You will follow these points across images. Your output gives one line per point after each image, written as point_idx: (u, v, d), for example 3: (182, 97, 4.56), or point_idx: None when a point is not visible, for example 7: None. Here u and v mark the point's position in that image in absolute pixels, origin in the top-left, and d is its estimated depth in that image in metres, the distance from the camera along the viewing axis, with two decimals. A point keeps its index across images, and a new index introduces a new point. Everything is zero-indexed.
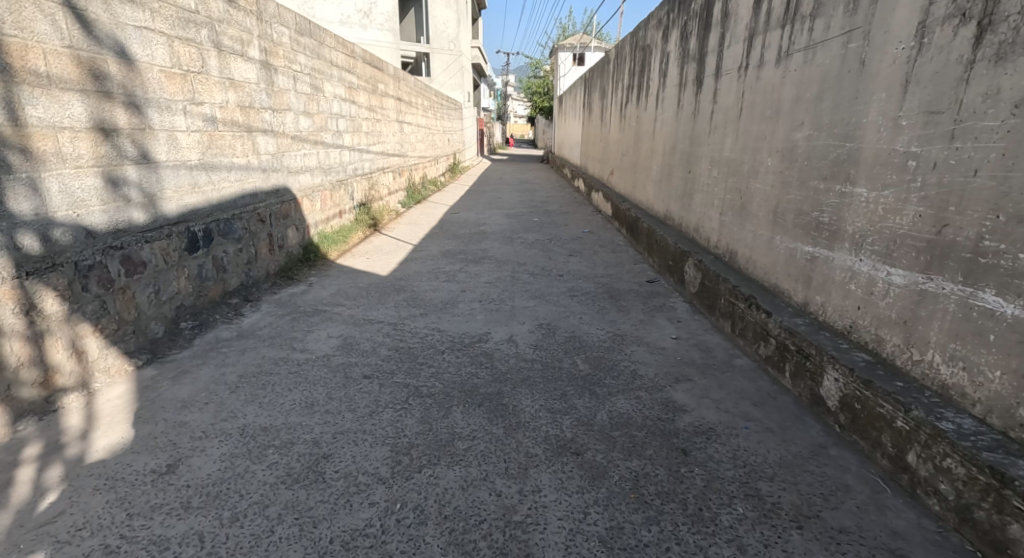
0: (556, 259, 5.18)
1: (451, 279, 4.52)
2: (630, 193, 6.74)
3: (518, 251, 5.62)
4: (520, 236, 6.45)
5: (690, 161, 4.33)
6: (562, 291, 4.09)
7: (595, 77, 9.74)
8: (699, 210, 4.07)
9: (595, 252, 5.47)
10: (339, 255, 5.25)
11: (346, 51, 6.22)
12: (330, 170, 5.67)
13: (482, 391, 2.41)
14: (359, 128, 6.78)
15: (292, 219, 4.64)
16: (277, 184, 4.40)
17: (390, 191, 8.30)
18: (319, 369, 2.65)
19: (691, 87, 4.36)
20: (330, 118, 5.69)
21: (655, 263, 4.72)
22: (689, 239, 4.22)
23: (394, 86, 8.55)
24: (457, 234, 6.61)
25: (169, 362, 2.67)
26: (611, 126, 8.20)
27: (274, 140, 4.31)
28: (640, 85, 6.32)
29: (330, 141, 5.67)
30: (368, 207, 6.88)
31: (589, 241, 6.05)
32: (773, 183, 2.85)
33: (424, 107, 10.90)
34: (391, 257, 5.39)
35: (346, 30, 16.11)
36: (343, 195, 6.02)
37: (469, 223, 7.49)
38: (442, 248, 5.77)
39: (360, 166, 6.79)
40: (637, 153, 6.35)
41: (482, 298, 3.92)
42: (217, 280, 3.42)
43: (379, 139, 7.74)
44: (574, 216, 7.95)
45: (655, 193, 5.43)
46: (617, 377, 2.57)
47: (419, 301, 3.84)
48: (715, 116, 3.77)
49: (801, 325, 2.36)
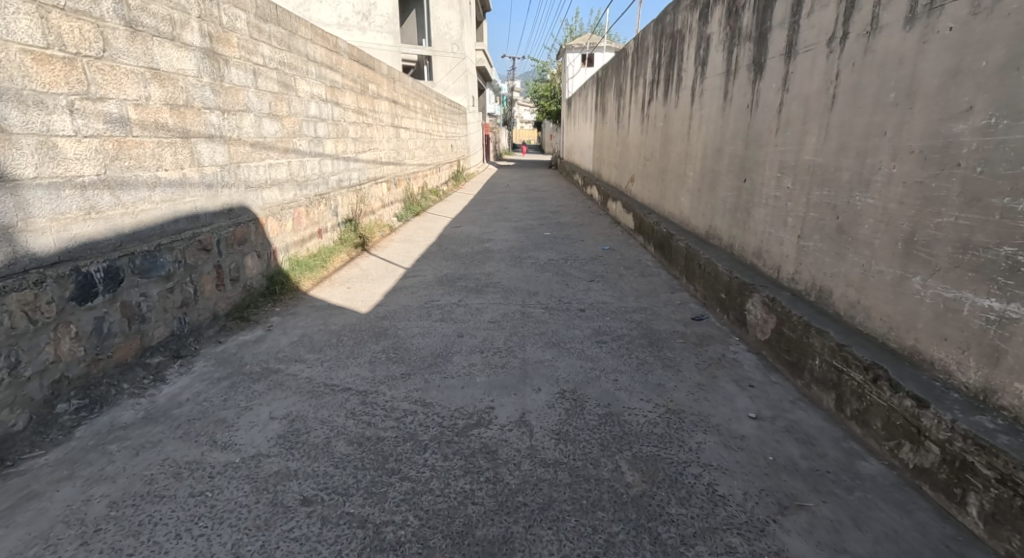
0: (575, 288, 4.29)
1: (446, 317, 3.65)
2: (657, 204, 5.86)
3: (529, 276, 4.74)
4: (532, 256, 5.57)
5: (746, 167, 3.46)
6: (587, 337, 3.20)
7: (610, 76, 8.88)
8: (761, 229, 3.20)
9: (621, 278, 4.57)
10: (314, 284, 4.42)
11: (326, 44, 5.40)
12: (305, 184, 4.83)
13: (477, 538, 1.61)
14: (345, 133, 5.95)
15: (252, 244, 3.78)
16: (229, 202, 3.55)
17: (384, 203, 7.48)
18: (238, 487, 1.78)
19: (745, 75, 3.49)
20: (305, 122, 4.86)
21: (700, 293, 3.83)
22: (747, 267, 3.35)
23: (387, 87, 7.77)
24: (458, 254, 5.75)
25: (16, 478, 1.82)
26: (631, 127, 7.34)
27: (224, 148, 3.47)
28: (669, 79, 5.45)
29: (304, 149, 4.82)
30: (355, 223, 6.04)
31: (612, 262, 5.16)
32: (899, 197, 1.97)
33: (423, 112, 10.12)
34: (375, 284, 4.56)
35: (343, 32, 15.42)
36: (322, 213, 5.17)
37: (472, 239, 6.63)
38: (437, 274, 4.90)
39: (347, 177, 5.96)
40: (667, 157, 5.48)
41: (484, 348, 3.04)
42: (129, 335, 2.56)
43: (370, 146, 6.91)
44: (590, 230, 7.08)
45: (693, 206, 4.55)
46: (687, 504, 1.70)
47: (402, 354, 2.97)
48: (785, 108, 2.90)
49: (999, 436, 1.53)
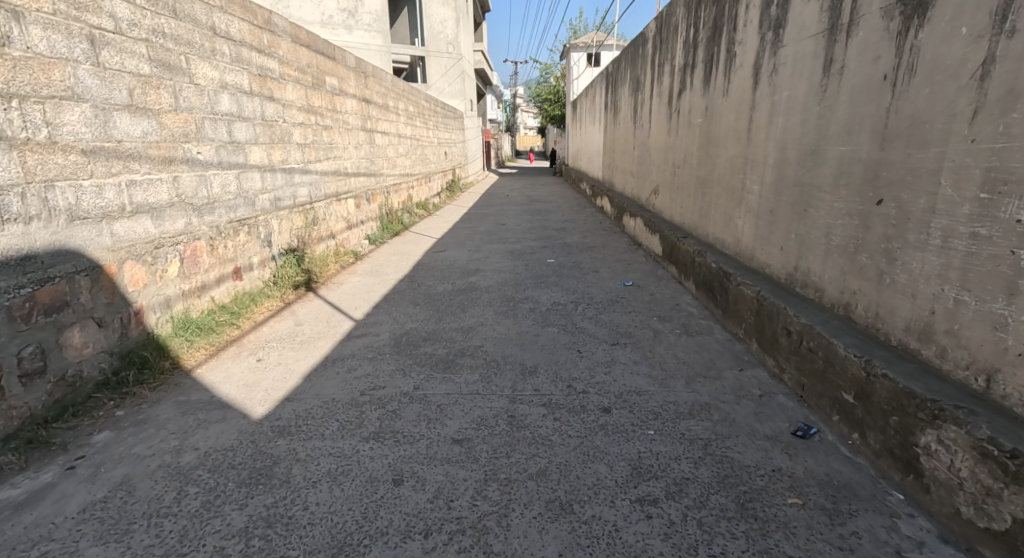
0: (589, 361, 2.91)
1: (386, 429, 2.27)
2: (695, 225, 4.49)
3: (524, 335, 3.36)
4: (530, 297, 4.19)
5: (880, 179, 2.07)
6: (618, 489, 1.83)
7: (626, 66, 7.49)
8: (931, 291, 1.81)
9: (657, 342, 3.19)
10: (210, 354, 3.05)
11: (250, 18, 4.03)
12: (207, 208, 3.46)
13: None
14: (285, 138, 4.58)
15: (81, 310, 2.41)
16: (24, 243, 2.20)
17: (351, 224, 6.13)
18: None
19: (875, 29, 2.11)
20: (210, 121, 3.50)
21: (792, 379, 2.46)
22: (889, 348, 1.98)
23: (356, 82, 6.44)
24: (432, 294, 4.38)
25: None
26: (653, 126, 5.96)
27: (10, 157, 2.16)
28: (713, 58, 4.06)
29: (207, 160, 3.45)
30: (300, 253, 4.67)
31: (639, 310, 3.80)
32: None
33: (408, 114, 8.81)
34: (300, 351, 3.19)
35: (327, 31, 14.24)
36: (239, 245, 3.81)
37: (456, 270, 5.25)
38: (396, 331, 3.52)
39: (287, 195, 4.59)
40: (711, 164, 4.09)
41: (432, 526, 1.70)
42: None
43: (328, 154, 5.54)
44: (604, 254, 5.72)
45: (762, 234, 3.18)
46: None
47: (294, 541, 1.66)
48: (1009, 63, 1.58)
49: None
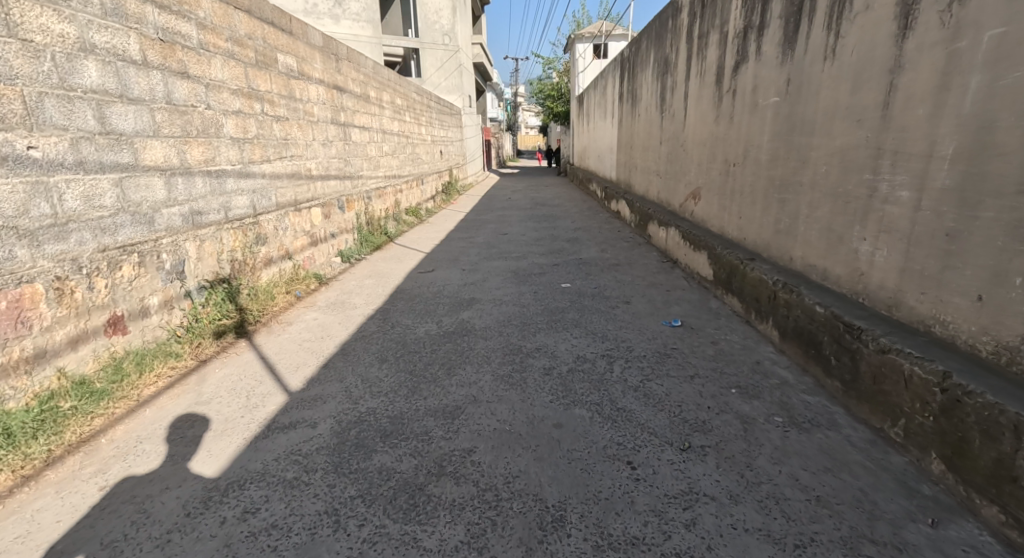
0: (650, 496, 1.73)
1: None
2: (767, 243, 3.28)
3: (537, 426, 2.15)
4: (544, 348, 2.97)
5: None
6: None
7: (649, 46, 6.28)
8: None
9: (755, 444, 1.97)
10: (19, 481, 1.91)
11: None
12: (52, 233, 2.28)
13: None
14: (211, 130, 3.38)
15: None
16: None
17: (315, 238, 4.92)
18: None
19: None
20: (59, 98, 2.32)
21: None
22: None
23: (323, 62, 5.24)
24: (409, 342, 3.17)
25: None
26: (690, 113, 4.77)
27: None
28: (800, 8, 2.87)
29: (52, 158, 2.28)
30: (232, 284, 3.46)
31: (705, 373, 2.57)
32: None
33: (395, 107, 7.61)
34: (180, 470, 1.96)
35: (312, 21, 13.11)
36: (122, 284, 2.59)
37: (447, 300, 4.04)
38: (343, 417, 2.30)
39: (212, 207, 3.36)
40: (795, 158, 2.90)
41: None
42: None
43: (282, 151, 4.33)
44: (635, 275, 4.51)
45: (921, 269, 1.97)
46: None
47: None
48: None
49: None
